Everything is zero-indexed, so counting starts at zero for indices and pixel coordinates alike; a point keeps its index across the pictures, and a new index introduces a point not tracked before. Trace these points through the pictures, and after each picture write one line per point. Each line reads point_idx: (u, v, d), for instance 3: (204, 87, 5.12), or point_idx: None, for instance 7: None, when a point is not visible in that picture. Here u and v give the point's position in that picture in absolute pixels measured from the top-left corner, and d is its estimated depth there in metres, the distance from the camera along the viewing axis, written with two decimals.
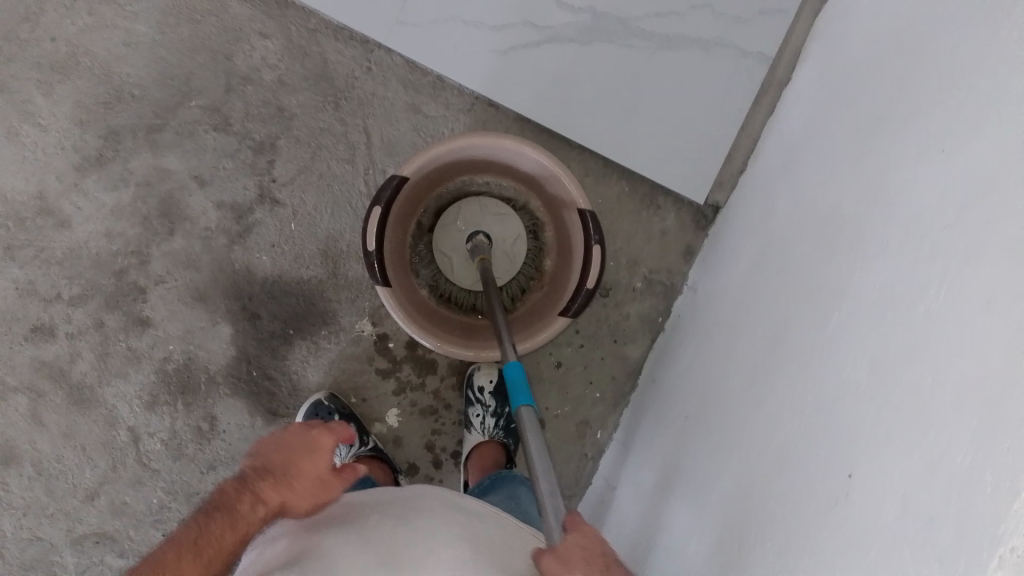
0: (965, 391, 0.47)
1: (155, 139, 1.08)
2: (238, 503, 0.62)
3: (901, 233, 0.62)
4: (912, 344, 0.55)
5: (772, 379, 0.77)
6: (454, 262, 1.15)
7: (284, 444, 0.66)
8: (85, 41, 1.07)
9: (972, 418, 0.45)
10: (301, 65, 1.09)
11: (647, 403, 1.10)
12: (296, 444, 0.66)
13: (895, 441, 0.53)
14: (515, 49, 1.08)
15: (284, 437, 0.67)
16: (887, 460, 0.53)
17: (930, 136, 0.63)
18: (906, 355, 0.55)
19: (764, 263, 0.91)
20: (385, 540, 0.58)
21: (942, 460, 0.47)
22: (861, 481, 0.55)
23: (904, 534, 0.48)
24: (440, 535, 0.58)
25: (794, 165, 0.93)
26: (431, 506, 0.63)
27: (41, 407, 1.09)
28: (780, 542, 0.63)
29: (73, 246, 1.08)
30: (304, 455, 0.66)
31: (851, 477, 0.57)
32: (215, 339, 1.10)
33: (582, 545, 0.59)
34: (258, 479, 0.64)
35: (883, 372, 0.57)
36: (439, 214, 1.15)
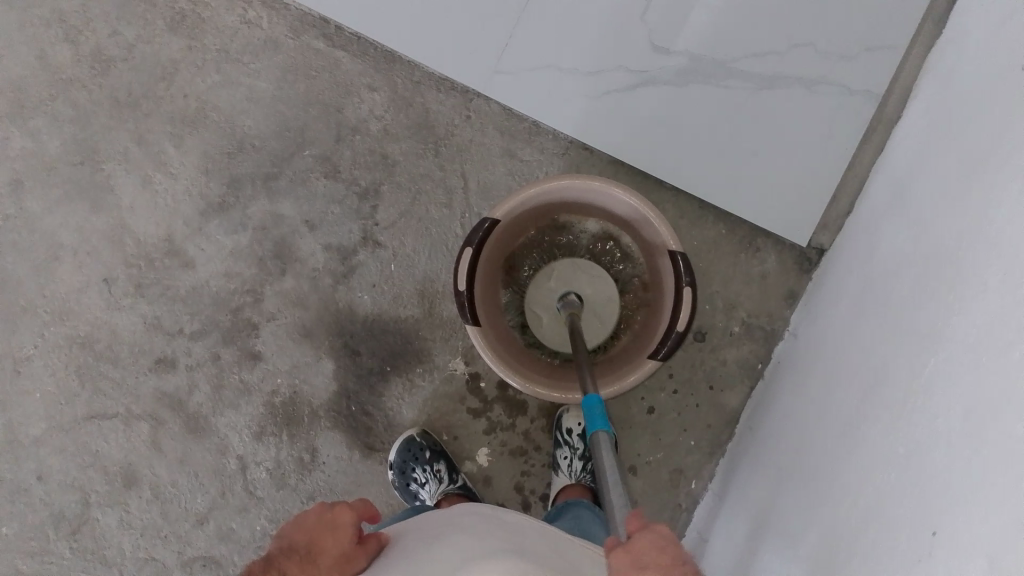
0: None
1: (271, 186, 1.16)
2: None
3: (1001, 273, 0.60)
4: (1004, 392, 0.53)
5: (865, 427, 0.75)
6: (545, 317, 1.14)
7: (306, 523, 0.67)
8: (213, 97, 1.17)
9: None
10: (404, 115, 1.15)
11: (744, 452, 1.06)
12: (318, 522, 0.66)
13: (983, 494, 0.52)
14: (610, 93, 1.09)
15: (307, 521, 0.67)
16: (976, 513, 0.52)
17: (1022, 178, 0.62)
18: (999, 403, 0.54)
19: (863, 308, 0.88)
20: (427, 560, 0.62)
21: None
22: (946, 538, 0.55)
23: None
24: (480, 544, 0.62)
25: (898, 205, 0.89)
26: (472, 522, 0.69)
27: (161, 433, 1.17)
28: None
29: (195, 284, 1.17)
30: (324, 532, 0.66)
31: (937, 533, 0.56)
32: (319, 375, 1.16)
33: (656, 546, 0.59)
34: (285, 558, 0.63)
35: (977, 422, 0.56)
36: (532, 272, 1.15)
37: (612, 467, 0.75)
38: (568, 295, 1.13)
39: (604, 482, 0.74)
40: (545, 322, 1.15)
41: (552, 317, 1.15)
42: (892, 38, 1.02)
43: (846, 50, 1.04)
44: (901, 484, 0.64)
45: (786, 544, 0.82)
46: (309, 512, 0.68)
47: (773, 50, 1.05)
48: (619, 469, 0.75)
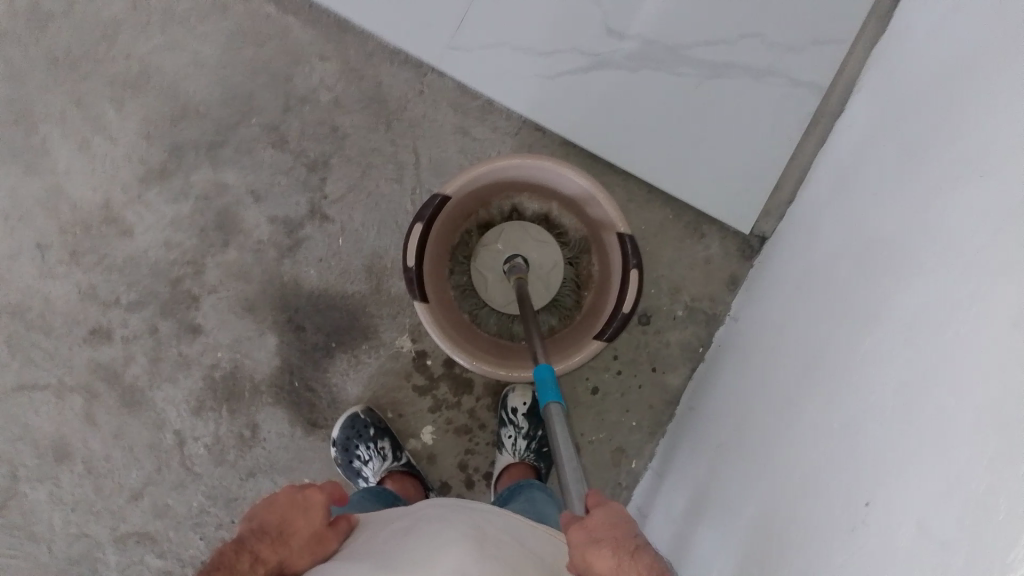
0: (984, 416, 0.48)
1: (216, 155, 1.13)
2: (236, 564, 0.58)
3: (936, 256, 0.63)
4: (936, 369, 0.56)
5: (802, 403, 0.78)
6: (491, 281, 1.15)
7: (277, 503, 0.64)
8: (155, 61, 1.13)
9: (987, 446, 0.46)
10: (355, 87, 1.13)
11: (684, 431, 1.08)
12: (292, 502, 0.64)
13: (913, 466, 0.54)
14: (562, 74, 1.09)
15: (280, 501, 0.64)
16: (905, 483, 0.54)
17: (957, 178, 0.64)
18: (931, 379, 0.56)
19: (802, 293, 0.90)
20: (394, 551, 0.61)
21: (957, 487, 0.48)
22: (878, 507, 0.57)
23: (921, 557, 0.50)
24: (448, 535, 0.62)
25: (839, 191, 0.92)
26: (437, 511, 0.68)
27: (94, 406, 1.13)
28: (804, 563, 0.64)
29: (133, 253, 1.14)
30: (297, 513, 0.64)
31: (869, 505, 0.58)
32: (261, 349, 1.14)
33: (612, 522, 0.61)
34: (257, 539, 0.61)
35: (909, 396, 0.58)
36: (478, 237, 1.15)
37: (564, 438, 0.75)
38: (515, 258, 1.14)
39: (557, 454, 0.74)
40: (490, 299, 1.15)
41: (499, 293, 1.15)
42: (839, 30, 1.03)
43: (793, 42, 1.05)
44: (838, 456, 0.66)
45: (726, 515, 0.84)
46: (278, 491, 0.66)
47: (724, 38, 1.06)
48: (572, 443, 0.75)
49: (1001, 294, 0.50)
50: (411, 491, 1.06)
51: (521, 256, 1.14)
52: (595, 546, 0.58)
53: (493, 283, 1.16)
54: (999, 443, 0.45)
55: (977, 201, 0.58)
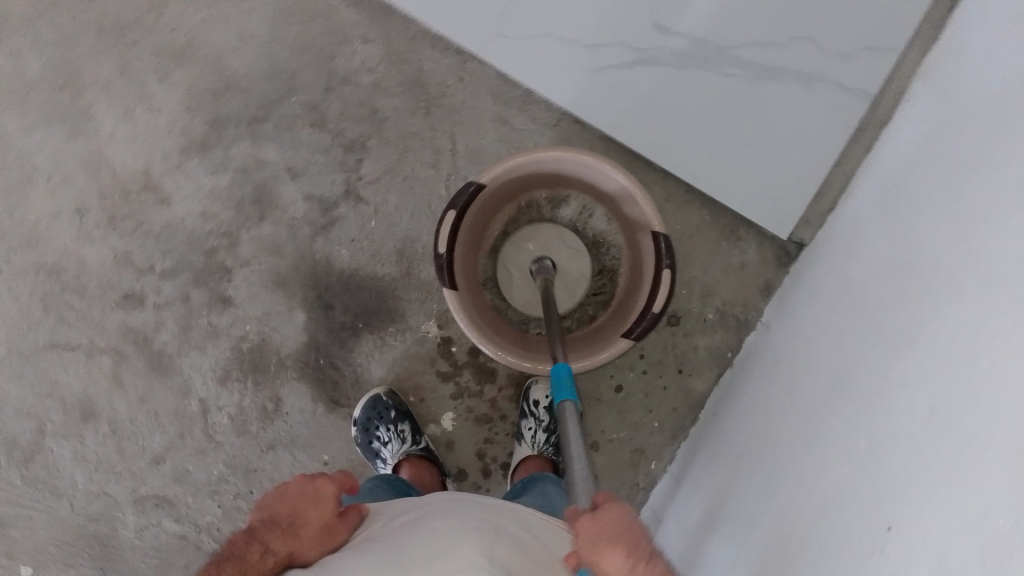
0: (1017, 446, 0.46)
1: (256, 130, 1.14)
2: (248, 554, 0.59)
3: (976, 280, 0.61)
4: (971, 395, 0.54)
5: (827, 420, 0.76)
6: (517, 278, 1.15)
7: (288, 493, 0.65)
8: (202, 33, 1.14)
9: (1019, 475, 0.45)
10: (398, 70, 1.13)
11: (705, 437, 1.07)
12: (301, 492, 0.65)
13: (939, 493, 0.53)
14: (606, 69, 1.08)
15: (291, 491, 0.65)
16: (930, 509, 0.53)
17: (1005, 200, 0.62)
18: (965, 405, 0.54)
19: (836, 309, 0.88)
20: (405, 547, 0.60)
21: (985, 515, 0.47)
22: (900, 531, 0.56)
23: None
24: (458, 531, 0.62)
25: (881, 207, 0.90)
26: (449, 506, 0.68)
27: (123, 370, 1.15)
28: None
29: (170, 222, 1.15)
30: (308, 504, 0.64)
31: (890, 528, 0.57)
32: (289, 325, 1.15)
33: (625, 522, 0.60)
34: (267, 531, 0.61)
35: (940, 420, 0.57)
36: (511, 235, 1.16)
37: (576, 436, 0.75)
38: (544, 260, 1.14)
39: (568, 450, 0.74)
40: (516, 294, 1.15)
41: (525, 288, 1.15)
42: (892, 40, 1.00)
43: (847, 49, 1.01)
44: (864, 475, 0.65)
45: (742, 526, 0.83)
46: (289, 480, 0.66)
47: (776, 41, 1.03)
48: (584, 443, 0.75)
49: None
50: (427, 477, 1.07)
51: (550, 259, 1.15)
52: (606, 545, 0.58)
53: (519, 282, 1.16)
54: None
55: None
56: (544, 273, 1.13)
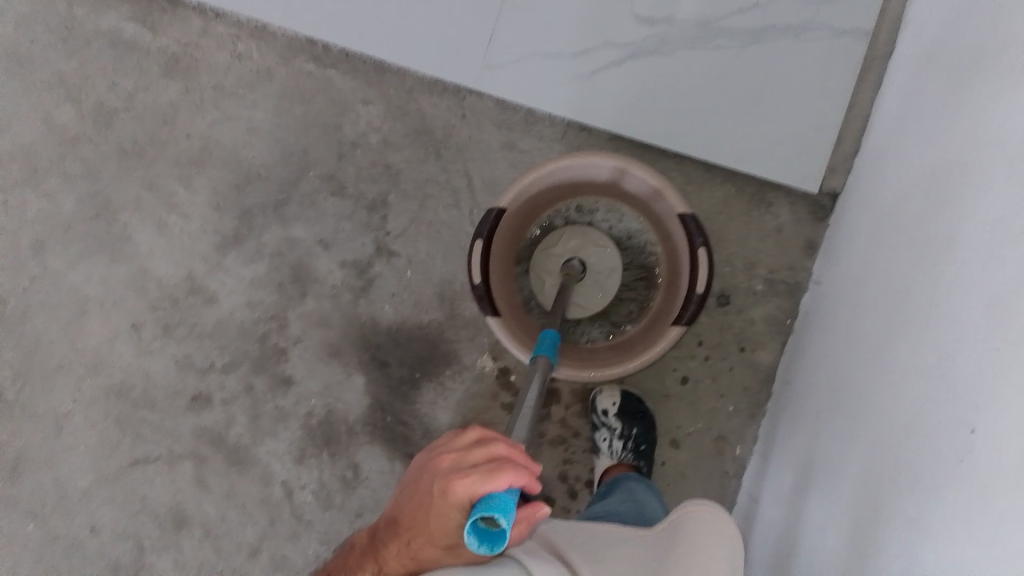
0: None
1: (282, 212, 1.18)
2: (390, 522, 0.68)
3: (1006, 164, 0.60)
4: None
5: (894, 343, 0.74)
6: (550, 284, 1.15)
7: (409, 494, 0.67)
8: (215, 135, 1.20)
9: None
10: (401, 123, 1.16)
11: (782, 408, 1.04)
12: (414, 488, 0.67)
13: (1021, 381, 0.51)
14: (599, 71, 1.11)
15: (411, 493, 0.67)
16: (1013, 399, 0.51)
17: (1022, 79, 0.61)
18: None
19: (880, 239, 0.87)
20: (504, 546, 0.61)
21: None
22: (987, 431, 0.54)
23: None
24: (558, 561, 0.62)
25: (897, 133, 0.90)
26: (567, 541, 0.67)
27: (204, 470, 1.18)
28: (917, 506, 0.60)
29: (220, 317, 1.19)
30: (421, 491, 0.66)
31: (974, 431, 0.56)
32: (352, 390, 1.16)
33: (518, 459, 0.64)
34: (403, 510, 0.66)
35: (1004, 309, 0.55)
36: (537, 240, 1.17)
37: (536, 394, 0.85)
38: (573, 261, 1.14)
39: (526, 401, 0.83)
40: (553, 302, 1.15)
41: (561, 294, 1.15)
42: None
43: None
44: (941, 382, 0.62)
45: (835, 477, 0.80)
46: (409, 479, 0.70)
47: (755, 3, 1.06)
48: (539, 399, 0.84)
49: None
50: None
51: (579, 259, 1.15)
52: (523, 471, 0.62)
53: (552, 287, 1.16)
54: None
55: None
56: (574, 274, 1.13)
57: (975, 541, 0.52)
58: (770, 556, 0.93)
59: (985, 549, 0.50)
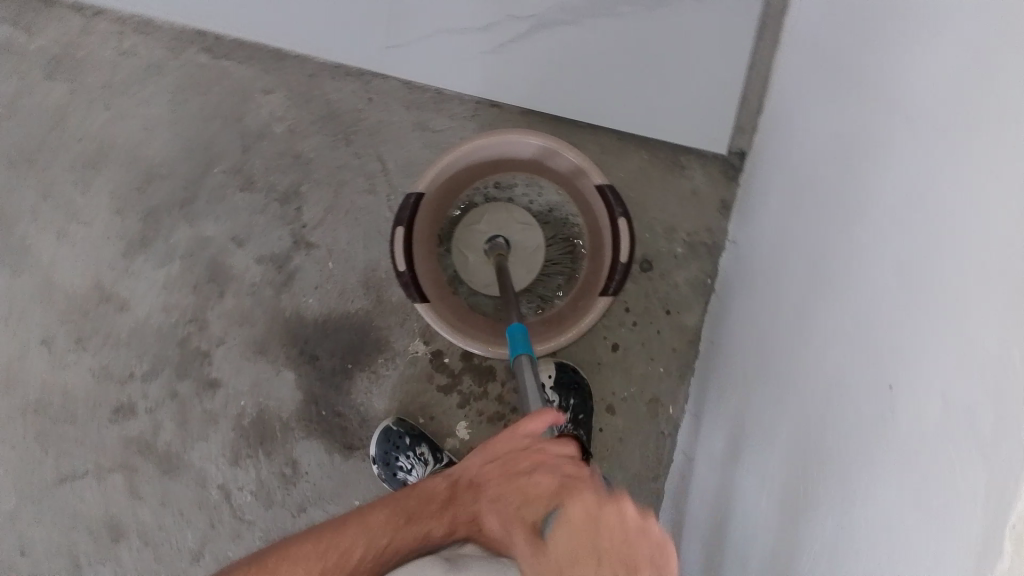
0: (986, 268, 0.45)
1: (190, 211, 1.14)
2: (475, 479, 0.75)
3: (907, 128, 0.61)
4: (932, 237, 0.54)
5: (813, 308, 0.76)
6: (474, 261, 1.14)
7: (499, 460, 0.74)
8: (109, 135, 1.14)
9: (995, 293, 0.43)
10: (307, 110, 1.12)
11: (710, 367, 1.07)
12: (508, 459, 0.74)
13: (931, 339, 0.51)
14: (505, 44, 1.09)
15: (504, 460, 0.74)
16: (925, 357, 0.51)
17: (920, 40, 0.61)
18: (929, 246, 0.54)
19: (793, 202, 0.88)
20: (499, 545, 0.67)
21: (974, 346, 0.45)
22: (902, 389, 0.54)
23: (951, 430, 0.46)
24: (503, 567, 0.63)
25: (803, 94, 0.91)
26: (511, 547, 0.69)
27: (136, 481, 1.15)
28: (841, 470, 0.60)
29: (136, 324, 1.14)
30: (511, 465, 0.73)
31: (894, 389, 0.55)
32: (282, 387, 1.14)
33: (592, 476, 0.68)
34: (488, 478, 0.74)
35: (909, 272, 0.56)
36: (460, 217, 1.15)
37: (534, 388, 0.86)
38: (498, 238, 1.14)
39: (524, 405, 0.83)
40: (478, 280, 1.14)
41: (486, 271, 1.15)
42: None
43: None
44: (857, 347, 0.63)
45: (763, 441, 0.81)
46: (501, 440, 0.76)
47: None
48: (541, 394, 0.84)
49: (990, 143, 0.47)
50: None
51: (504, 236, 1.14)
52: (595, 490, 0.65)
53: (477, 265, 1.15)
54: (1009, 289, 0.42)
55: (939, 60, 0.57)
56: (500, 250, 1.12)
57: (899, 499, 0.51)
58: (707, 518, 0.93)
59: (908, 506, 0.49)
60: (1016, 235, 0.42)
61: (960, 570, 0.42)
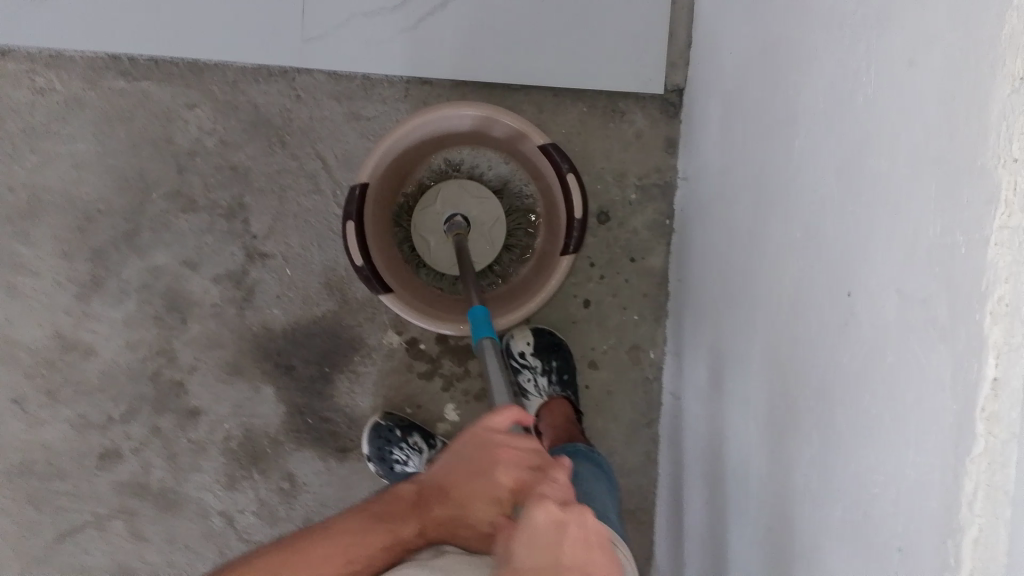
0: (918, 155, 0.43)
1: (137, 243, 1.11)
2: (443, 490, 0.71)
3: (825, 28, 0.59)
4: (863, 133, 0.52)
5: (767, 228, 0.74)
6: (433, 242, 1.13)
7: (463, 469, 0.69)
8: (40, 180, 1.10)
9: (930, 178, 0.42)
10: (235, 119, 1.09)
11: (683, 306, 1.06)
12: (469, 466, 0.68)
13: (877, 236, 0.49)
14: (423, 19, 1.06)
15: (464, 458, 0.69)
16: (874, 255, 0.49)
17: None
18: (862, 144, 0.52)
19: (732, 126, 0.86)
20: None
21: (918, 235, 0.43)
22: (859, 292, 0.52)
23: (908, 322, 0.44)
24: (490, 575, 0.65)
25: (725, 14, 0.89)
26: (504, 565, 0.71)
27: (137, 523, 1.14)
28: (816, 383, 0.59)
29: (105, 367, 1.12)
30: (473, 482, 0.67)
31: (851, 294, 0.53)
32: (263, 403, 1.13)
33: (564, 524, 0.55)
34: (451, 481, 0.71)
35: (847, 173, 0.54)
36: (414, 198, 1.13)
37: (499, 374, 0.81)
38: (455, 216, 1.12)
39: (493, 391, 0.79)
40: (438, 258, 1.13)
41: (445, 249, 1.13)
42: None
43: None
44: (811, 257, 0.62)
45: (740, 368, 0.81)
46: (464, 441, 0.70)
47: None
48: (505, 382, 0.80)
49: (902, 17, 0.46)
50: None
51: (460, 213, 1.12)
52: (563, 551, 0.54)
53: (436, 244, 1.13)
54: (938, 166, 0.41)
55: None
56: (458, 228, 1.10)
57: (871, 403, 0.49)
58: (703, 456, 0.93)
59: (880, 408, 0.48)
60: (943, 116, 0.40)
61: (937, 464, 0.40)
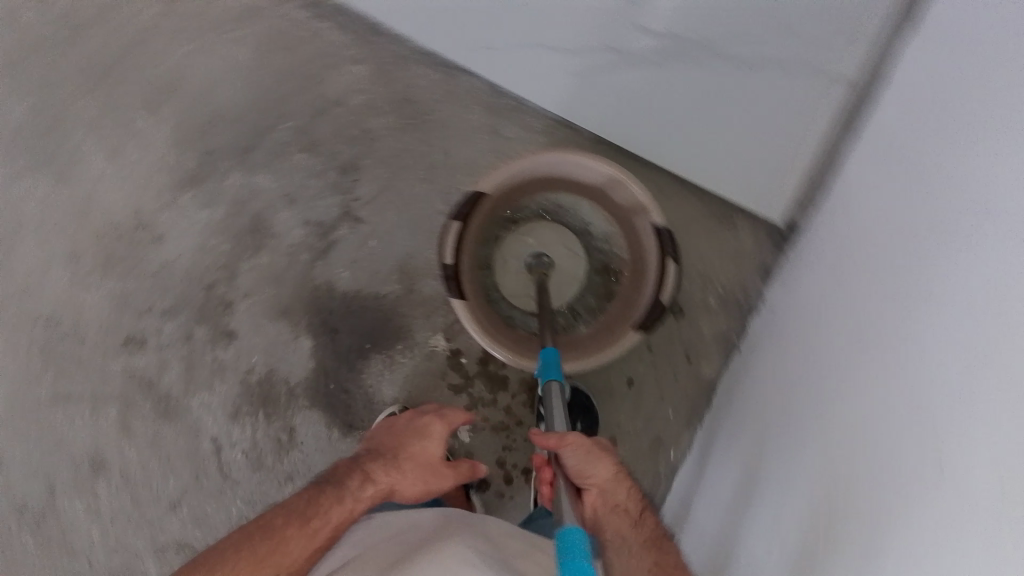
0: None
1: (248, 159, 1.14)
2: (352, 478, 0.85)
3: (969, 224, 0.60)
4: (995, 343, 0.52)
5: (849, 377, 0.75)
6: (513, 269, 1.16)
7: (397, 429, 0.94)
8: (185, 67, 1.11)
9: None
10: (385, 89, 1.14)
11: (721, 419, 1.08)
12: (406, 428, 0.94)
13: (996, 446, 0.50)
14: (583, 75, 1.05)
15: (402, 427, 0.94)
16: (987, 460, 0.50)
17: (975, 116, 0.63)
18: (992, 352, 0.53)
19: (839, 268, 0.88)
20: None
21: None
22: (957, 484, 0.53)
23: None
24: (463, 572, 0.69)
25: (862, 164, 0.90)
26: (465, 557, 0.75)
27: (130, 416, 1.13)
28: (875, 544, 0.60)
29: (167, 260, 1.13)
30: (410, 439, 0.92)
31: (947, 483, 0.54)
32: (297, 353, 1.14)
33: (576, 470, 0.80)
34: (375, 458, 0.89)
35: (967, 370, 0.55)
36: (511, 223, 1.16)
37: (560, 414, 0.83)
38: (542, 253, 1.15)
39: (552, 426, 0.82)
40: (512, 287, 1.16)
41: (521, 281, 1.16)
42: None
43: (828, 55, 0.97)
44: (902, 415, 0.63)
45: (783, 498, 0.81)
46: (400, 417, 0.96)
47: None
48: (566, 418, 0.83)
49: None
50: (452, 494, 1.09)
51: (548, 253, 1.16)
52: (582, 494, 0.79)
53: (514, 273, 1.16)
54: None
55: (1011, 162, 0.56)
56: (542, 267, 1.14)
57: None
58: (704, 562, 0.93)
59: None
60: None
61: None
